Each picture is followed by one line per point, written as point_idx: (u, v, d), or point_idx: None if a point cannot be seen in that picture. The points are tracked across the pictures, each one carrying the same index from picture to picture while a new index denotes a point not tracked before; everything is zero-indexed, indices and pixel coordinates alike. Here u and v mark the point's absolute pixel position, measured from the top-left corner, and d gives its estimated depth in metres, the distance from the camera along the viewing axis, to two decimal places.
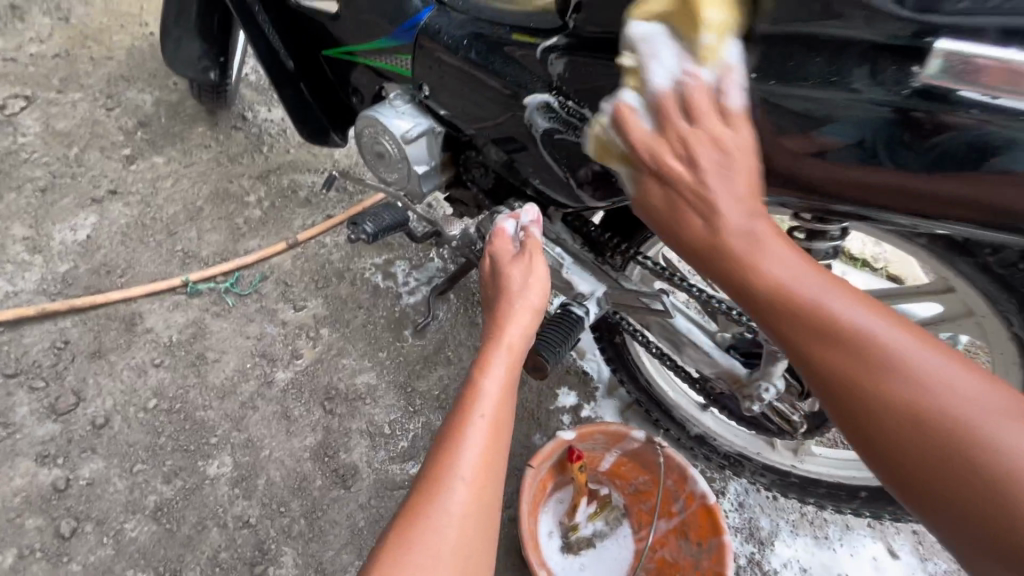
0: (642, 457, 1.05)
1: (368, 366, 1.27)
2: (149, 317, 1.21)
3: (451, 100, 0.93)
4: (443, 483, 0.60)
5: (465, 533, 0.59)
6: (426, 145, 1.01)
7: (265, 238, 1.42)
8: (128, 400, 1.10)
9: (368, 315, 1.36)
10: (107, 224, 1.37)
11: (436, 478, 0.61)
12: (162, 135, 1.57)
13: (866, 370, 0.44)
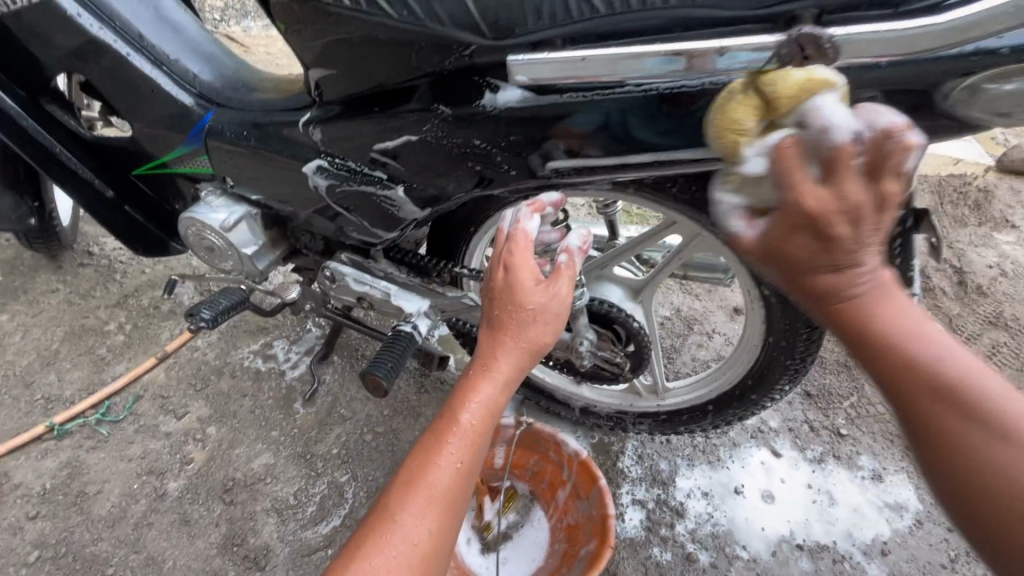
0: (524, 441, 1.16)
1: (263, 449, 1.30)
2: (17, 473, 1.21)
3: (257, 184, 1.03)
4: (408, 503, 0.67)
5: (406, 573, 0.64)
6: (248, 228, 1.10)
7: (132, 360, 1.43)
8: (6, 560, 1.10)
9: (255, 400, 1.39)
10: None
11: (384, 524, 0.66)
12: (4, 292, 1.56)
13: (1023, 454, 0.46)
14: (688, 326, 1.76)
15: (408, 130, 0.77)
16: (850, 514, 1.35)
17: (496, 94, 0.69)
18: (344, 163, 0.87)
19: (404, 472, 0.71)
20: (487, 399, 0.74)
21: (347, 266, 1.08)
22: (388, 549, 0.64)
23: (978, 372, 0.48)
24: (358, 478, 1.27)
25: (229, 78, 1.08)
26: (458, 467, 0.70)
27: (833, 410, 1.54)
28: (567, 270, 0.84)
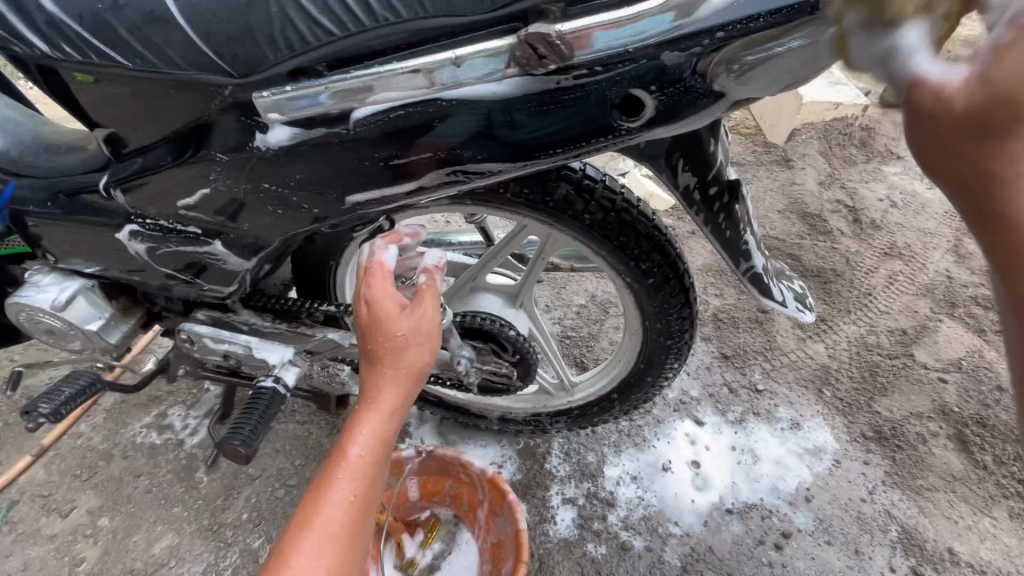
0: (432, 468, 1.13)
1: (164, 530, 1.20)
2: None
3: (85, 255, 0.94)
4: (301, 548, 0.64)
5: None
6: (88, 302, 0.99)
7: (6, 462, 1.30)
8: None
9: (151, 478, 1.28)
10: None
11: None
12: None
13: None
14: (604, 311, 1.76)
15: (201, 183, 0.73)
16: (775, 468, 1.38)
17: (265, 133, 0.65)
18: (150, 226, 0.80)
19: (291, 528, 0.67)
20: (371, 436, 0.72)
21: (203, 325, 0.99)
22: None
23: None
24: (272, 538, 1.20)
25: (29, 143, 0.97)
26: (350, 506, 0.68)
27: (748, 367, 1.58)
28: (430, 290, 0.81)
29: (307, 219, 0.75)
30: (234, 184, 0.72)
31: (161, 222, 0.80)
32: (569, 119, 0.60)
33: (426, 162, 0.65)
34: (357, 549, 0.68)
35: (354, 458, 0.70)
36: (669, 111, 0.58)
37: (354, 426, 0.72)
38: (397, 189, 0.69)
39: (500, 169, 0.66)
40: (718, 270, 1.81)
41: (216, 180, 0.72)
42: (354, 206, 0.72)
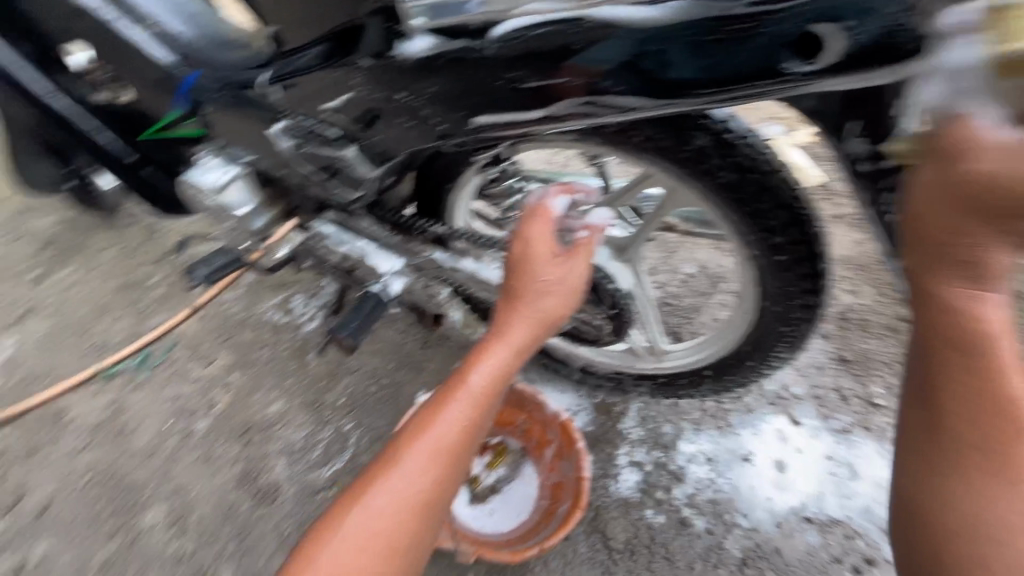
0: (509, 400, 1.18)
1: (278, 396, 1.39)
2: (73, 408, 1.33)
3: (243, 144, 1.06)
4: (416, 444, 0.72)
5: (413, 502, 0.69)
6: (241, 188, 1.13)
7: (171, 311, 1.56)
8: (67, 481, 1.22)
9: (273, 351, 1.48)
10: (30, 340, 1.50)
11: (393, 460, 0.72)
12: (66, 248, 1.72)
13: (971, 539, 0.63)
14: (713, 284, 1.64)
15: (343, 86, 0.76)
16: (873, 489, 1.25)
17: (408, 44, 0.67)
18: (294, 123, 0.87)
19: (407, 430, 0.75)
20: (490, 369, 0.78)
21: (331, 226, 1.09)
22: (382, 498, 0.69)
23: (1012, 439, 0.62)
24: (361, 425, 1.34)
25: (207, 32, 1.05)
26: (460, 426, 0.74)
27: (871, 378, 1.40)
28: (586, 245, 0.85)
29: (433, 138, 0.76)
30: (374, 88, 0.74)
31: (305, 121, 0.85)
32: (724, 57, 0.54)
33: (558, 90, 0.63)
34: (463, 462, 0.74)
35: (472, 385, 0.77)
36: (856, 54, 0.50)
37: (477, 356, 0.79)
38: (524, 115, 0.67)
39: (636, 105, 0.62)
40: (857, 264, 1.59)
41: (356, 84, 0.74)
42: (479, 128, 0.71)
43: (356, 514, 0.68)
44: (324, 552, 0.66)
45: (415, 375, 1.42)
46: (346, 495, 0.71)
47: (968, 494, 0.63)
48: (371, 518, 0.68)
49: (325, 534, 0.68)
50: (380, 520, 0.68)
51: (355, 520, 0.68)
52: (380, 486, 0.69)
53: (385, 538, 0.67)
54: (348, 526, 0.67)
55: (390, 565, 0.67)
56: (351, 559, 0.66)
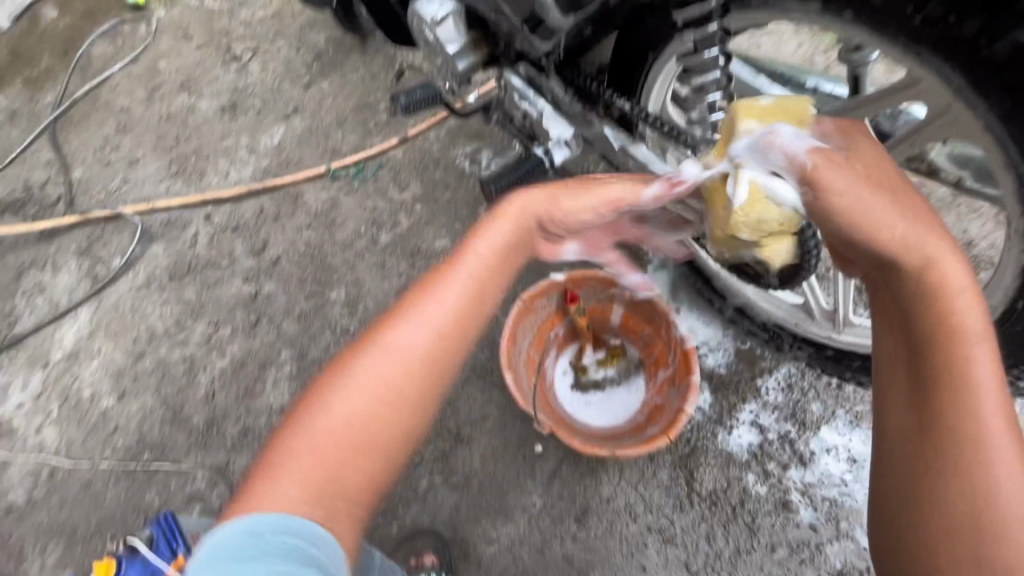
0: (642, 309, 1.10)
1: (445, 234, 1.54)
2: (307, 194, 1.67)
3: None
4: (403, 327, 0.69)
5: (395, 383, 0.67)
6: (454, 25, 1.16)
7: (387, 136, 1.78)
8: (292, 247, 1.58)
9: (453, 194, 1.62)
10: (291, 133, 1.86)
11: (373, 347, 0.69)
12: (329, 64, 2.04)
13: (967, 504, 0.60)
14: None
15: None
16: None
17: None
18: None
19: (391, 310, 0.72)
20: (483, 254, 0.74)
21: (520, 79, 1.07)
22: (373, 373, 0.67)
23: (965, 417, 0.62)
24: None
25: None
26: (464, 296, 0.72)
27: None
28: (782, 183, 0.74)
29: None
30: None
31: None
32: None
33: None
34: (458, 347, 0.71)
35: (467, 269, 0.73)
36: None
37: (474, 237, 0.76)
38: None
39: None
40: None
41: None
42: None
43: (341, 390, 0.66)
44: (311, 423, 0.65)
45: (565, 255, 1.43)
46: (326, 377, 0.69)
47: (965, 501, 0.60)
48: (360, 392, 0.66)
49: (309, 410, 0.67)
50: (366, 393, 0.66)
51: (340, 394, 0.66)
52: (368, 362, 0.68)
53: (375, 405, 0.66)
54: (337, 400, 0.66)
55: (387, 428, 0.67)
56: (344, 427, 0.65)
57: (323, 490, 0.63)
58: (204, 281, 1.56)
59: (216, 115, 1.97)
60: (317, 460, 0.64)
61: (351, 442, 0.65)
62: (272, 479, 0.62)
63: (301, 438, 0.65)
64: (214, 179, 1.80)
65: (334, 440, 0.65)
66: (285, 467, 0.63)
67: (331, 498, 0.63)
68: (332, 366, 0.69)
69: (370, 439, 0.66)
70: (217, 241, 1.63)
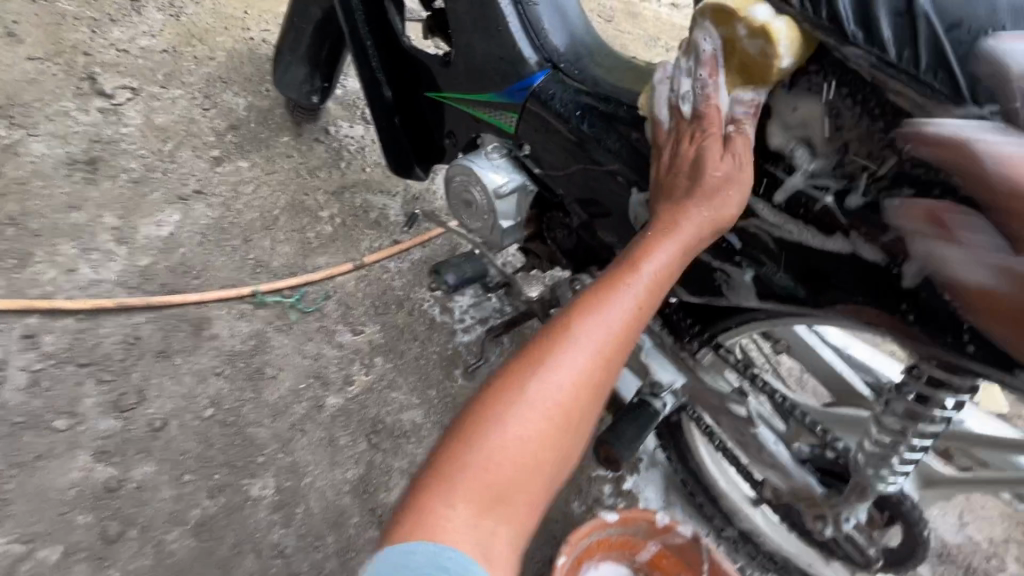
0: (686, 555, 0.98)
1: (416, 403, 1.24)
2: (216, 323, 1.21)
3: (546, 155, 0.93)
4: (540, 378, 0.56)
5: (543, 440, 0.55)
6: (516, 202, 0.99)
7: (333, 257, 1.43)
8: (186, 406, 1.09)
9: (422, 348, 1.33)
10: (190, 224, 1.37)
11: (516, 395, 0.55)
12: (249, 139, 1.61)
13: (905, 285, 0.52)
14: None
15: (817, 214, 0.61)
16: None
17: None
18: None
19: (542, 346, 0.58)
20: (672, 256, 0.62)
21: None
22: (551, 382, 0.56)
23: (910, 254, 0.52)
24: None
25: (578, 50, 0.97)
26: (632, 315, 0.60)
27: None
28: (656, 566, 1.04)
29: (904, 341, 0.61)
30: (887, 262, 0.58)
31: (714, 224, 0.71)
32: None
33: None
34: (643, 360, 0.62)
35: (650, 268, 0.61)
36: None
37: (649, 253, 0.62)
38: None
39: None
40: None
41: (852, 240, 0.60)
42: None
43: (507, 418, 0.54)
44: (474, 460, 0.53)
45: None
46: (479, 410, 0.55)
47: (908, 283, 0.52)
48: (543, 401, 0.55)
49: (465, 437, 0.54)
50: (538, 426, 0.55)
51: (500, 434, 0.54)
52: (537, 380, 0.56)
53: (556, 414, 0.56)
54: (502, 427, 0.54)
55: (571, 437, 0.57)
56: (509, 460, 0.54)
57: (494, 548, 0.51)
58: (13, 457, 0.96)
59: (57, 170, 1.36)
60: (496, 498, 0.53)
61: (522, 467, 0.54)
62: (441, 520, 0.50)
63: (466, 472, 0.52)
64: (46, 273, 1.19)
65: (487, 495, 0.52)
66: (451, 496, 0.51)
67: (493, 536, 0.52)
68: (481, 397, 0.56)
69: (550, 438, 0.55)
70: (47, 383, 1.05)
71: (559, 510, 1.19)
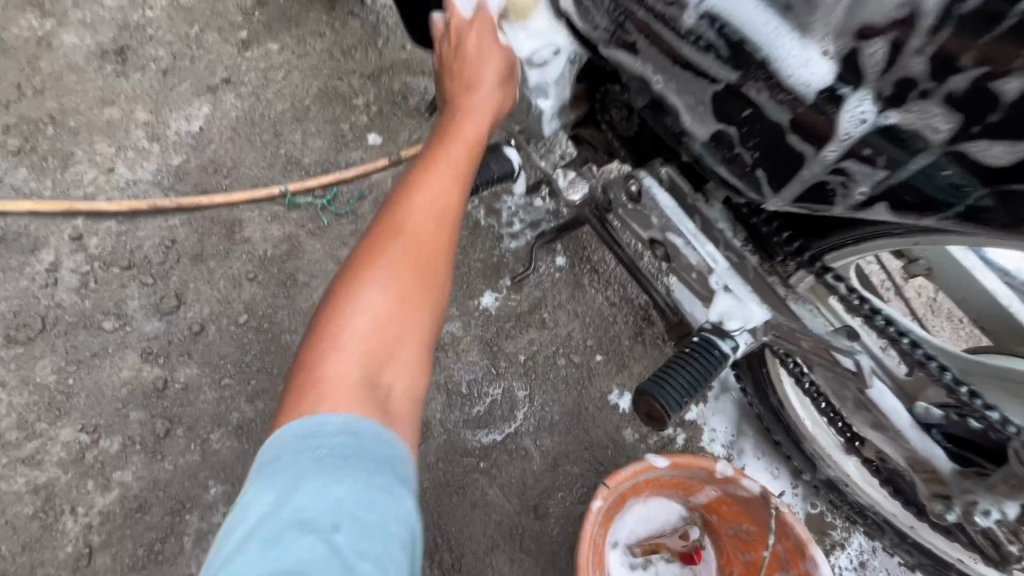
0: (751, 507, 0.84)
1: (455, 315, 1.15)
2: (248, 227, 1.15)
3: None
4: (369, 280, 0.59)
5: (386, 318, 0.58)
6: (555, 74, 0.74)
7: (369, 152, 1.29)
8: (223, 311, 1.07)
9: (463, 256, 1.20)
10: (219, 118, 1.27)
11: (344, 305, 0.58)
12: (278, 17, 1.43)
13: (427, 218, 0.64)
14: None
15: (1004, 102, 0.39)
16: None
17: None
18: (791, 66, 0.48)
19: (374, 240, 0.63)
20: (447, 181, 0.68)
21: (666, 195, 0.71)
22: (396, 267, 0.60)
23: (427, 217, 0.65)
24: (534, 400, 1.10)
25: None
26: (436, 227, 0.65)
27: None
28: (712, 508, 0.92)
29: None
30: None
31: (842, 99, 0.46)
32: None
33: None
34: (429, 282, 0.62)
35: (431, 196, 0.66)
36: None
37: (406, 204, 0.65)
38: None
39: None
40: None
41: None
42: None
43: (367, 288, 0.59)
44: (350, 326, 0.57)
45: (612, 369, 1.13)
46: (327, 311, 0.58)
47: (426, 201, 0.66)
48: (367, 303, 0.58)
49: (329, 326, 0.57)
50: (390, 293, 0.59)
51: (355, 322, 0.57)
52: (362, 291, 0.59)
53: (416, 277, 0.61)
54: (361, 299, 0.58)
55: (430, 251, 0.63)
56: (373, 340, 0.57)
57: (392, 406, 0.54)
58: (72, 354, 1.01)
59: (90, 62, 1.29)
60: (385, 359, 0.57)
61: (392, 332, 0.58)
62: (326, 398, 0.52)
63: (333, 354, 0.56)
64: (88, 173, 1.17)
65: (373, 325, 0.57)
66: (332, 375, 0.54)
67: (388, 394, 0.55)
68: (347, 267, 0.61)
69: (415, 296, 0.60)
70: (96, 285, 1.07)
71: (609, 437, 1.08)
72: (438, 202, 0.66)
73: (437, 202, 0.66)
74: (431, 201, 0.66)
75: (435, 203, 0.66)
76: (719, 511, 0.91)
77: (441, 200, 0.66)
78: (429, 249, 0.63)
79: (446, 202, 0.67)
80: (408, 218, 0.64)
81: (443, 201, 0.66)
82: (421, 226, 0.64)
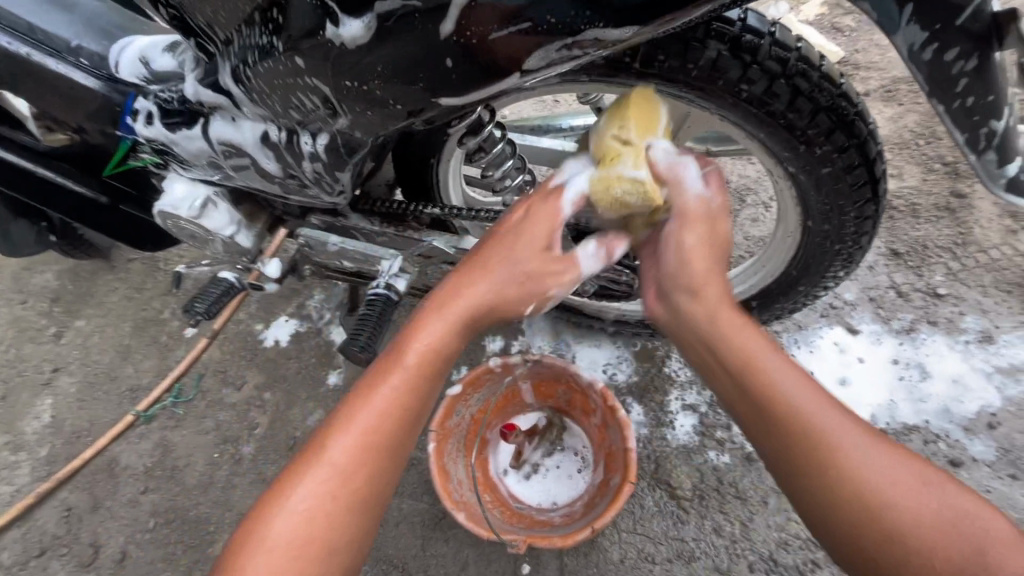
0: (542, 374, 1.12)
1: (316, 405, 1.36)
2: (124, 457, 1.34)
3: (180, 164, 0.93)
4: (318, 459, 0.67)
5: (301, 532, 0.63)
6: (216, 212, 0.96)
7: (192, 343, 1.53)
8: (134, 528, 1.25)
9: (299, 361, 1.43)
10: (63, 399, 1.49)
11: (273, 507, 0.65)
12: (74, 298, 1.67)
13: (364, 412, 0.69)
14: (740, 200, 1.53)
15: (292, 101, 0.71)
16: (948, 388, 1.20)
17: (339, 28, 0.59)
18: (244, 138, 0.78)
19: (344, 401, 0.71)
20: (392, 400, 0.69)
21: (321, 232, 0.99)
22: (325, 471, 0.66)
23: (358, 429, 0.68)
24: None
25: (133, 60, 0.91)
26: (371, 431, 0.68)
27: (928, 266, 1.34)
28: (538, 396, 1.17)
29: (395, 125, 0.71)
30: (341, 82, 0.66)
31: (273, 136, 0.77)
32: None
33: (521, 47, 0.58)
34: (355, 518, 0.66)
35: (383, 391, 0.70)
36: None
37: (367, 392, 0.70)
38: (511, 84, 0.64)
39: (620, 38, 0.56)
40: (897, 144, 1.51)
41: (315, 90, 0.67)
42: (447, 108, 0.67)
43: (298, 487, 0.65)
44: (267, 537, 0.63)
45: None
46: (262, 505, 0.66)
47: (372, 392, 0.70)
48: (288, 513, 0.64)
49: (252, 530, 0.64)
50: (312, 503, 0.65)
51: (275, 534, 0.63)
52: (295, 494, 0.65)
53: (345, 483, 0.66)
54: (284, 511, 0.64)
55: (366, 480, 0.67)
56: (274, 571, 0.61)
57: None
58: None
59: None
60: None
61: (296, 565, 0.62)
62: None
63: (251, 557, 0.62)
64: None
65: (292, 542, 0.63)
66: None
67: None
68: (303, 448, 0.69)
69: (331, 518, 0.65)
70: None
71: None
72: (385, 413, 0.69)
73: (374, 408, 0.69)
74: (379, 397, 0.69)
75: (376, 402, 0.69)
76: (543, 394, 1.17)
77: (379, 408, 0.69)
78: (371, 463, 0.67)
79: (381, 418, 0.69)
80: (359, 403, 0.69)
81: (385, 405, 0.69)
82: (362, 414, 0.68)
